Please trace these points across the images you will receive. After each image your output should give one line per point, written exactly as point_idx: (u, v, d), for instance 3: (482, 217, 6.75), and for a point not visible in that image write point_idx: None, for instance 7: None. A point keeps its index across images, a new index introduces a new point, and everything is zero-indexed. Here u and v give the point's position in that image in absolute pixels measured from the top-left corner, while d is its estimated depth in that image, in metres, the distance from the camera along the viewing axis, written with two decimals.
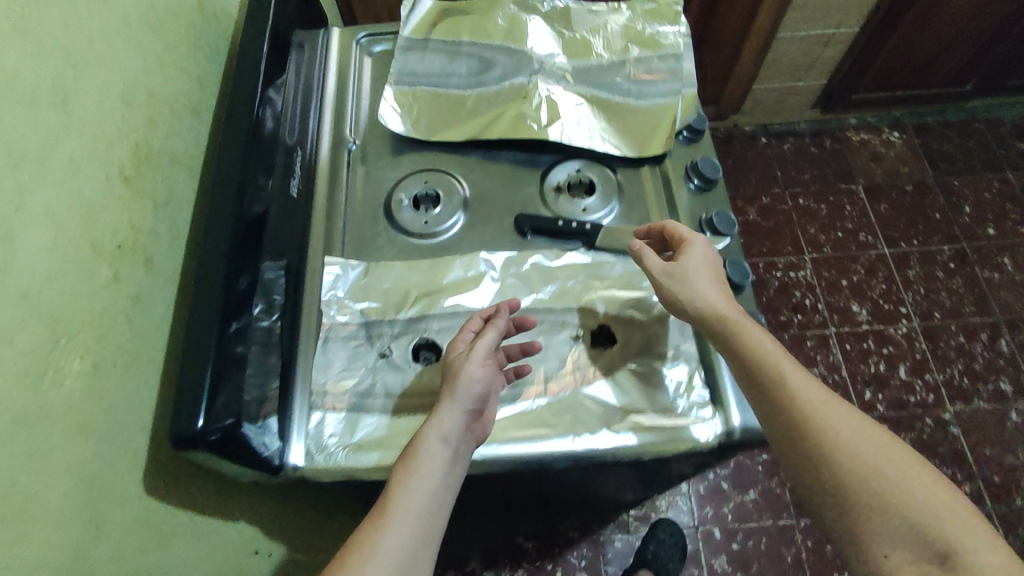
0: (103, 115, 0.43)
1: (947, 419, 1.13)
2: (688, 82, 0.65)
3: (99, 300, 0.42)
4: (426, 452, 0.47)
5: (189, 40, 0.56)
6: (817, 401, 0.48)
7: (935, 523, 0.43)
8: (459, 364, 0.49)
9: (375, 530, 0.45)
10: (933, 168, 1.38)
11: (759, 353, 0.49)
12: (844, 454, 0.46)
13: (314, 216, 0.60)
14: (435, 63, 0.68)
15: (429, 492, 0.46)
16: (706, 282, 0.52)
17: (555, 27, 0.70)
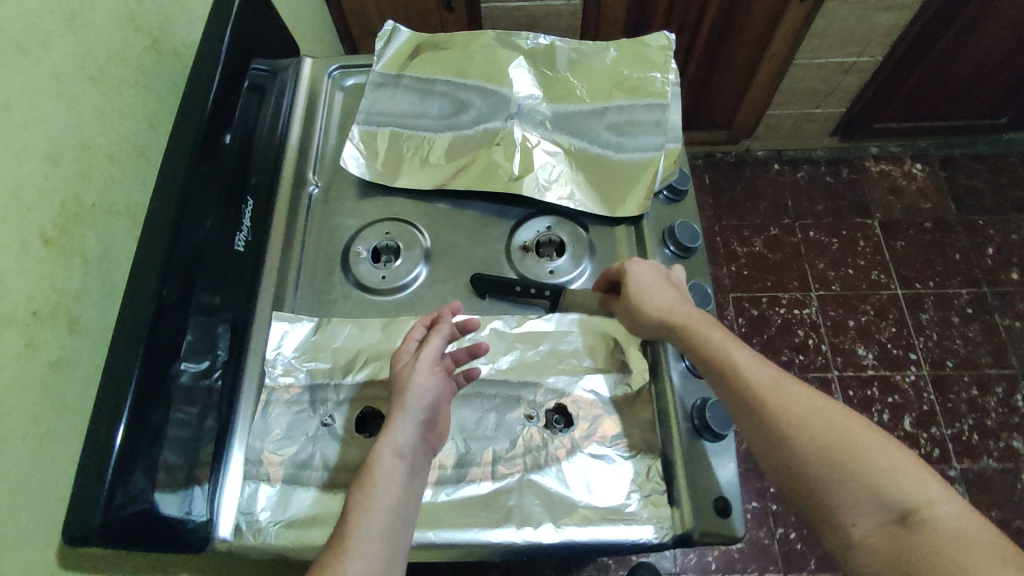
0: (21, 174, 0.40)
1: (953, 476, 1.07)
2: (673, 137, 0.60)
3: (6, 374, 0.39)
4: (382, 466, 0.45)
5: (139, 80, 0.53)
6: (800, 395, 0.44)
7: (896, 482, 0.40)
8: (406, 374, 0.48)
9: (337, 558, 0.41)
10: (956, 204, 1.31)
11: (733, 372, 0.46)
12: (813, 429, 0.42)
13: (267, 266, 0.57)
14: (407, 102, 0.64)
15: (392, 502, 0.44)
16: (659, 295, 0.51)
17: (536, 67, 0.66)
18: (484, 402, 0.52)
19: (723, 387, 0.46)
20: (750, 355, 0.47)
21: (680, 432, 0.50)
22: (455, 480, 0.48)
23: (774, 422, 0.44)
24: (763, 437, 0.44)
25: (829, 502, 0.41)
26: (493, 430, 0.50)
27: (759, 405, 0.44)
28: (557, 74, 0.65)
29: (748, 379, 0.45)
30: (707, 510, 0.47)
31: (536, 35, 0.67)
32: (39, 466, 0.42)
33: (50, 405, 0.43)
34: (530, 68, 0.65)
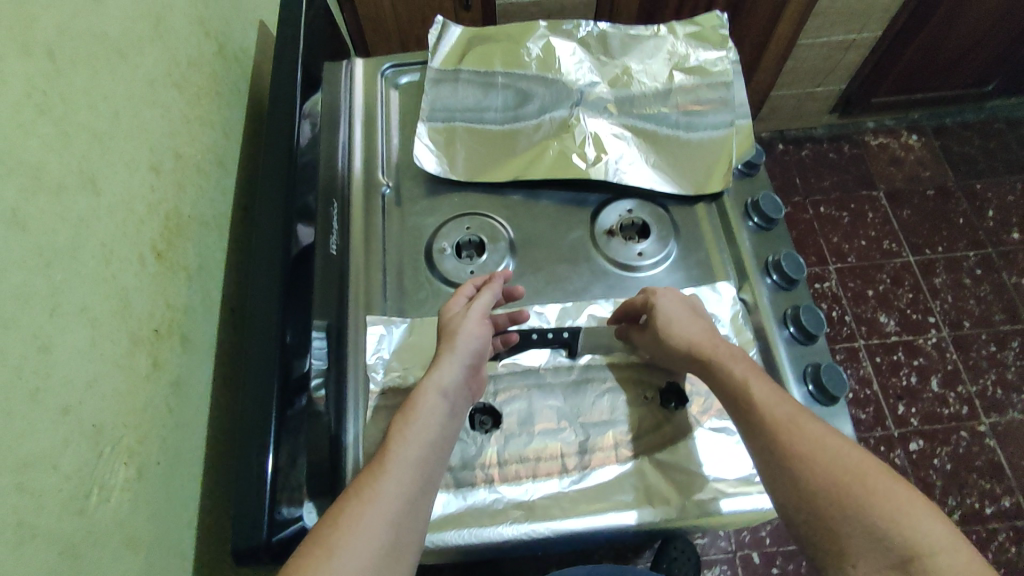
0: (132, 186, 0.38)
1: (983, 431, 1.11)
2: (741, 113, 0.62)
3: (141, 395, 0.37)
4: (424, 403, 0.43)
5: (212, 88, 0.51)
6: (814, 438, 0.39)
7: (898, 519, 0.34)
8: (455, 322, 0.47)
9: (374, 480, 0.39)
10: (954, 171, 1.36)
11: (793, 433, 0.39)
12: (861, 487, 0.36)
13: (352, 271, 0.56)
14: (469, 96, 0.64)
15: (429, 444, 0.42)
16: (688, 327, 0.47)
17: (592, 53, 0.66)
18: (594, 387, 0.51)
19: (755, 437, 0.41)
20: (825, 430, 0.39)
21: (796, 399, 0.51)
22: (582, 466, 0.48)
23: (827, 499, 0.36)
24: (794, 507, 0.38)
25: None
26: (609, 414, 0.50)
27: (804, 468, 0.38)
28: (615, 59, 0.65)
29: (796, 447, 0.39)
30: None
31: (588, 22, 0.67)
32: (174, 492, 0.39)
33: (176, 426, 0.40)
34: (587, 55, 0.65)
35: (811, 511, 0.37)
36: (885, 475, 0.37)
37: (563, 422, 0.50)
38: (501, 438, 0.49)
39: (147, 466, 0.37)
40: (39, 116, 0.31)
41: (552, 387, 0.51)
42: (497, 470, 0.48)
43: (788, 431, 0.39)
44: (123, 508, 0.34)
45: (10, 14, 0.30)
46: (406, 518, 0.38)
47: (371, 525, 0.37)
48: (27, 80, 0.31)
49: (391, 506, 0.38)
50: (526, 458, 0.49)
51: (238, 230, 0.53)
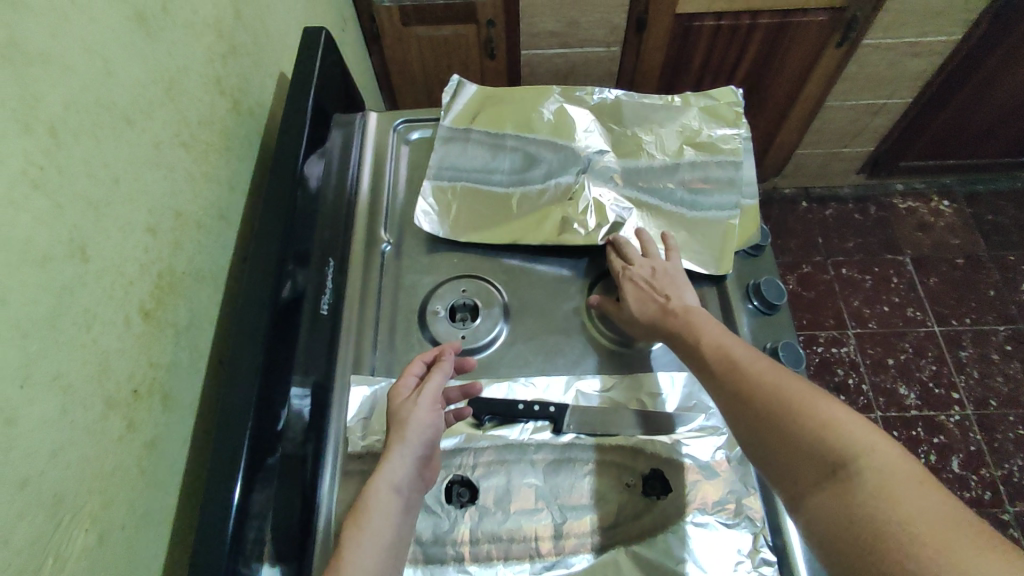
0: (124, 250, 0.39)
1: (1006, 519, 1.05)
2: (748, 195, 0.61)
3: (111, 459, 0.37)
4: (377, 504, 0.42)
5: (221, 145, 0.52)
6: (762, 368, 0.42)
7: (826, 428, 0.36)
8: (406, 411, 0.46)
9: (336, 571, 0.39)
10: (986, 240, 1.32)
11: (733, 365, 0.43)
12: (795, 408, 0.38)
13: (345, 328, 0.57)
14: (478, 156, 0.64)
15: (385, 530, 0.42)
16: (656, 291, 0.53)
17: (603, 120, 0.66)
18: (576, 467, 0.50)
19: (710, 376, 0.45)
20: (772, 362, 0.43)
21: None
22: (556, 552, 0.47)
23: (771, 417, 0.39)
24: (748, 434, 0.41)
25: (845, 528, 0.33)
26: (590, 498, 0.49)
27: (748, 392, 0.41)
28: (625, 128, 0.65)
29: (745, 375, 0.42)
30: None
31: (602, 89, 0.67)
32: (137, 555, 0.39)
33: (146, 487, 0.41)
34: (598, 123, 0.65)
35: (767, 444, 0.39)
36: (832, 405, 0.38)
37: (540, 502, 0.49)
38: (476, 514, 0.48)
39: (109, 531, 0.37)
40: (33, 190, 0.32)
41: (533, 464, 0.50)
42: (469, 549, 0.47)
43: (728, 360, 0.44)
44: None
45: (14, 95, 0.32)
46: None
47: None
48: (24, 156, 0.32)
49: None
50: (500, 537, 0.47)
51: (236, 282, 0.53)
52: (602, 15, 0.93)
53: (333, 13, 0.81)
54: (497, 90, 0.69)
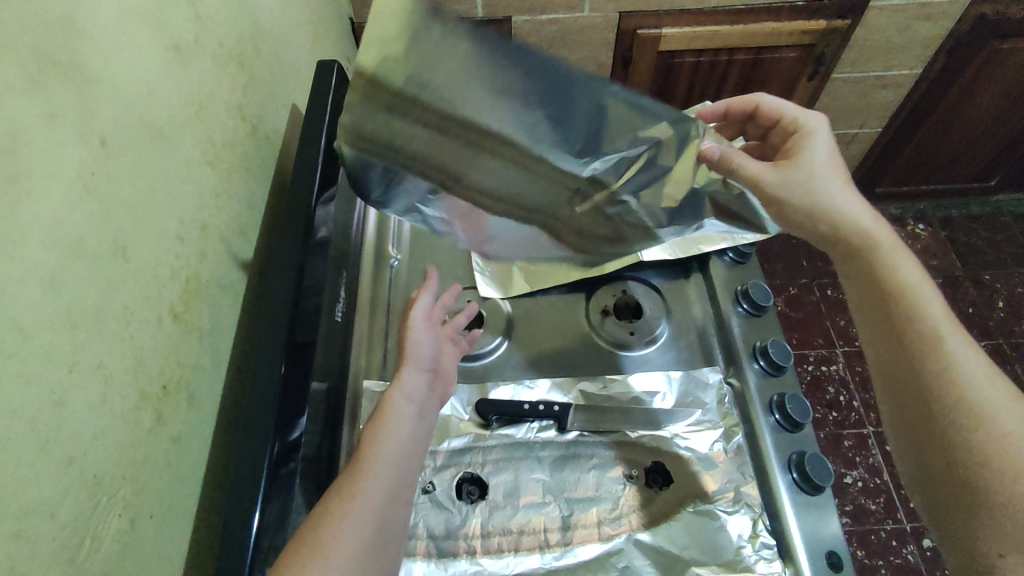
0: (158, 254, 0.42)
1: None
2: None
3: (141, 449, 0.39)
4: (393, 407, 0.48)
5: (242, 165, 0.56)
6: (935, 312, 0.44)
7: (983, 428, 0.40)
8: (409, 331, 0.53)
9: (357, 477, 0.43)
10: (962, 261, 1.37)
11: (907, 305, 0.45)
12: (948, 395, 0.42)
13: (355, 337, 0.60)
14: (494, 176, 0.51)
15: (391, 459, 0.45)
16: (835, 188, 0.50)
17: None
18: (581, 463, 0.53)
19: (875, 294, 0.47)
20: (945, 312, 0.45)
21: (780, 485, 0.52)
22: (564, 543, 0.48)
23: (922, 366, 0.43)
24: (895, 384, 0.45)
25: (965, 485, 0.40)
26: (594, 491, 0.51)
27: (903, 332, 0.44)
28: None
29: (914, 318, 0.44)
30: (819, 566, 0.48)
31: None
32: (162, 544, 0.41)
33: (172, 479, 0.42)
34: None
35: (918, 386, 0.43)
36: (988, 372, 0.42)
37: (547, 496, 0.51)
38: (486, 509, 0.50)
39: (140, 518, 0.39)
40: (85, 193, 0.36)
41: (539, 460, 0.53)
42: (479, 542, 0.49)
43: (902, 291, 0.45)
44: (111, 559, 0.36)
45: (72, 108, 0.35)
46: (380, 528, 0.42)
47: (350, 533, 0.40)
48: (79, 162, 0.35)
49: (365, 515, 0.42)
50: (509, 530, 0.49)
51: (254, 293, 0.56)
52: (590, 53, 1.00)
53: (339, 51, 0.86)
54: None
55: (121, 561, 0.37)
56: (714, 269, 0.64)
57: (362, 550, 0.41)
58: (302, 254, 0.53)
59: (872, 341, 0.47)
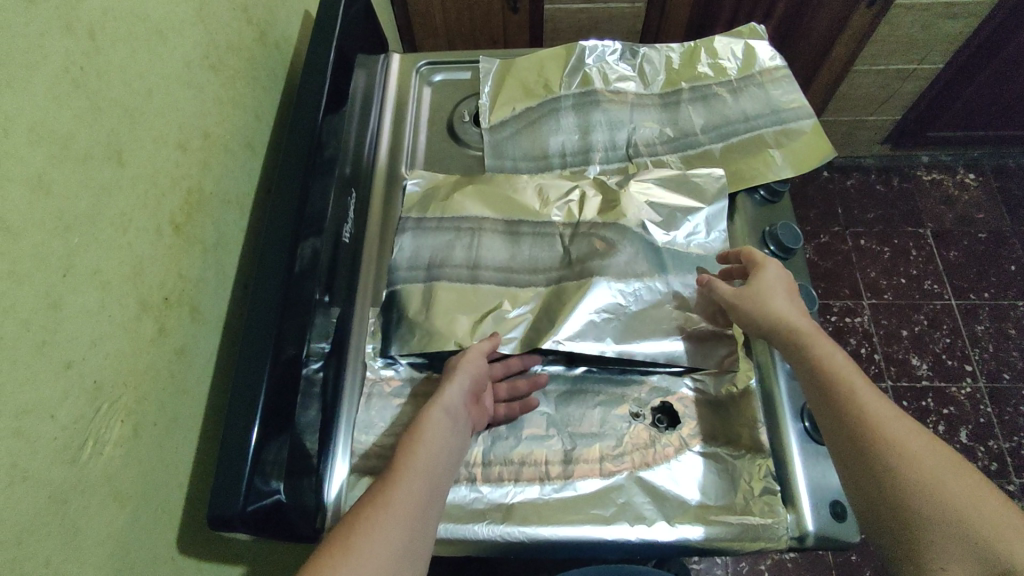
0: (157, 161, 0.41)
1: (1012, 491, 1.05)
2: (805, 113, 0.64)
3: (143, 359, 0.39)
4: (430, 421, 0.44)
5: (249, 73, 0.53)
6: (859, 384, 0.44)
7: (933, 490, 0.38)
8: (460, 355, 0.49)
9: (388, 494, 0.40)
10: (1011, 215, 1.29)
11: (843, 380, 0.44)
12: (890, 449, 0.40)
13: (365, 261, 0.59)
14: (499, 255, 0.57)
15: (426, 477, 0.42)
16: (781, 299, 0.50)
17: (630, 79, 0.66)
18: (587, 399, 0.52)
19: (819, 393, 0.45)
20: (868, 385, 0.44)
21: (790, 434, 0.50)
22: (566, 474, 0.48)
23: (857, 420, 0.42)
24: (831, 426, 0.43)
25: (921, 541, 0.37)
26: (599, 427, 0.51)
27: (835, 405, 0.43)
28: (659, 88, 0.65)
29: (864, 416, 0.42)
30: (823, 514, 0.47)
31: (601, 49, 0.67)
32: (167, 452, 0.41)
33: (177, 390, 0.42)
34: (634, 80, 0.66)
35: (864, 462, 0.40)
36: (923, 439, 0.40)
37: (550, 429, 0.51)
38: (488, 439, 0.50)
39: (144, 426, 0.39)
40: (73, 89, 0.34)
41: (545, 394, 0.53)
42: (480, 468, 0.49)
43: (830, 372, 0.45)
44: (114, 463, 0.36)
45: None
46: (405, 556, 0.38)
47: (374, 558, 0.36)
48: (65, 55, 0.33)
49: (395, 537, 0.38)
50: (511, 460, 0.49)
51: (261, 210, 0.55)
52: None
53: None
54: (513, 54, 0.71)
55: (126, 466, 0.37)
56: (743, 207, 0.60)
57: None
58: (309, 171, 0.50)
59: (806, 387, 0.46)
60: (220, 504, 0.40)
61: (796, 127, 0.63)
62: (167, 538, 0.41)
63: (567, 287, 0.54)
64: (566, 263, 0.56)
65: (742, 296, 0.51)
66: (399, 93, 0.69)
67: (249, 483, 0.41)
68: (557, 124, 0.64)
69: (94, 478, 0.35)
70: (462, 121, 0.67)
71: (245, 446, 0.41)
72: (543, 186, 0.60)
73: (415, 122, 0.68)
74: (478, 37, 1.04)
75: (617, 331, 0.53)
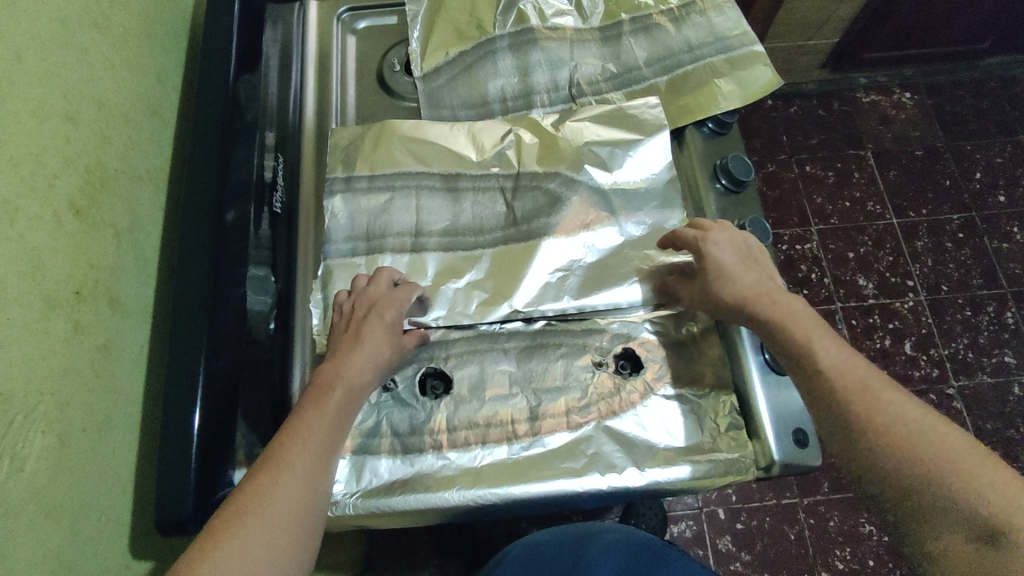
0: (41, 138, 0.36)
1: (952, 394, 1.12)
2: (750, 40, 0.61)
3: (58, 361, 0.35)
4: (324, 395, 0.43)
5: (143, 30, 0.47)
6: (830, 347, 0.43)
7: (924, 453, 0.37)
8: (368, 299, 0.48)
9: (272, 478, 0.38)
10: (944, 131, 1.33)
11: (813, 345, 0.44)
12: (872, 420, 0.39)
13: (303, 229, 0.55)
14: (441, 218, 0.54)
15: (325, 440, 0.41)
16: (740, 283, 0.47)
17: (569, 13, 0.62)
18: (549, 351, 0.51)
19: (798, 369, 0.44)
20: (842, 348, 0.44)
21: (751, 367, 0.51)
22: (534, 430, 0.47)
23: (841, 392, 0.41)
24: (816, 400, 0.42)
25: (914, 505, 0.36)
26: (563, 380, 0.50)
27: (816, 379, 0.42)
28: (598, 22, 0.62)
29: (847, 391, 0.41)
30: (788, 443, 0.48)
31: None
32: (103, 457, 0.38)
33: (105, 390, 0.39)
34: (572, 14, 0.62)
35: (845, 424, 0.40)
36: (904, 404, 0.40)
37: (514, 388, 0.49)
38: (451, 404, 0.49)
39: (70, 433, 0.35)
40: None
41: (505, 352, 0.51)
42: (446, 436, 0.47)
43: (805, 357, 0.43)
44: (40, 477, 0.33)
45: None
46: (307, 517, 0.38)
47: (273, 519, 0.37)
48: None
49: (296, 500, 0.38)
50: (476, 424, 0.48)
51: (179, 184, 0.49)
52: None
53: None
54: None
55: (54, 479, 0.34)
56: (691, 141, 0.59)
57: (286, 536, 0.37)
58: (226, 136, 0.46)
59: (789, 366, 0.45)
60: (171, 503, 0.38)
61: (741, 53, 0.61)
62: (115, 544, 0.38)
63: (517, 248, 0.53)
64: (511, 221, 0.54)
65: (697, 292, 0.49)
66: (320, 44, 0.63)
67: (200, 479, 0.39)
68: (494, 68, 0.60)
69: (18, 495, 0.32)
70: (393, 71, 0.62)
71: (189, 441, 0.39)
72: (476, 131, 0.56)
73: (341, 75, 0.62)
74: None
75: (575, 284, 0.52)
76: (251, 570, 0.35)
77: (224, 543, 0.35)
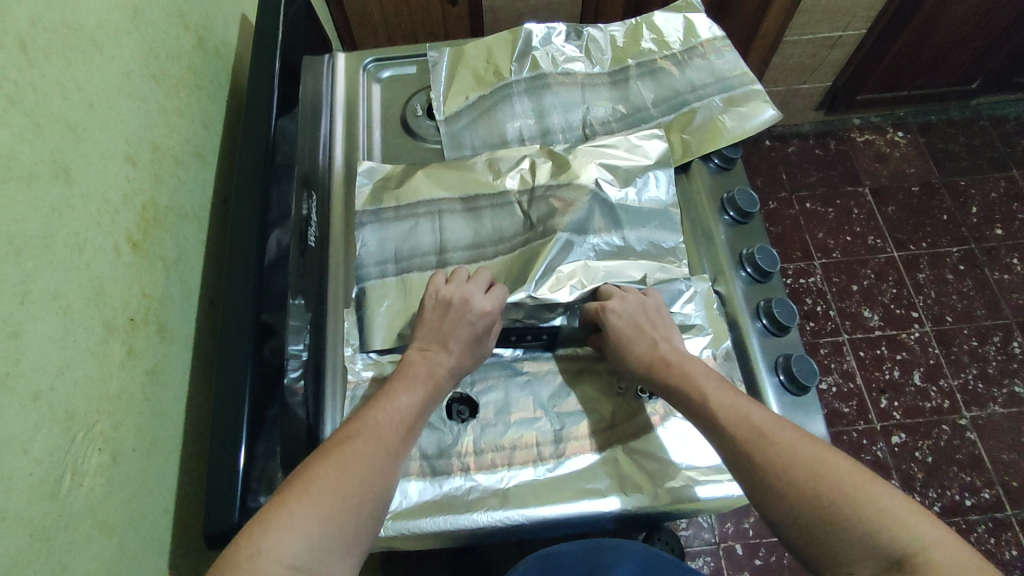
0: (107, 177, 0.39)
1: (964, 424, 1.13)
2: (749, 81, 0.66)
3: (113, 383, 0.37)
4: (405, 378, 0.47)
5: (192, 81, 0.51)
6: (770, 433, 0.42)
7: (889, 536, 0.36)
8: (467, 302, 0.50)
9: (345, 449, 0.41)
10: (938, 167, 1.37)
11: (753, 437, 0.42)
12: (834, 511, 0.38)
13: (334, 262, 0.58)
14: (463, 234, 0.57)
15: (405, 422, 0.44)
16: (638, 346, 0.50)
17: (579, 59, 0.67)
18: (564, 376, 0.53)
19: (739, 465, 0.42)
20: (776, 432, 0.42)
21: (767, 389, 0.54)
22: (558, 453, 0.49)
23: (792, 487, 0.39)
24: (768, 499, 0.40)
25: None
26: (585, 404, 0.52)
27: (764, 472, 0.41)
28: (606, 67, 0.66)
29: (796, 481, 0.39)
30: None
31: (547, 34, 0.67)
32: (150, 477, 0.40)
33: (152, 413, 0.41)
34: (582, 61, 0.67)
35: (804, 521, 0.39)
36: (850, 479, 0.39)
37: (538, 411, 0.51)
38: (478, 427, 0.50)
39: (122, 452, 0.37)
40: (9, 105, 0.32)
41: (527, 378, 0.53)
42: (473, 458, 0.49)
43: (744, 440, 0.42)
44: (95, 494, 0.35)
45: None
46: (377, 488, 0.40)
47: (344, 483, 0.39)
48: None
49: (367, 471, 0.40)
50: (502, 446, 0.49)
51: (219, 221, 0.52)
52: None
53: None
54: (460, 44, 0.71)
55: (108, 495, 0.36)
56: (699, 173, 0.63)
57: (350, 504, 0.39)
58: (267, 175, 0.49)
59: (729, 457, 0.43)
60: (215, 521, 0.39)
61: (741, 92, 0.65)
62: (157, 564, 0.39)
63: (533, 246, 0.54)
64: (529, 226, 0.56)
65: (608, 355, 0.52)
66: (348, 92, 0.68)
67: (242, 499, 0.40)
68: (511, 110, 0.64)
69: (77, 509, 0.33)
70: (416, 115, 0.66)
71: (232, 460, 0.40)
72: (494, 159, 0.60)
73: (368, 121, 0.66)
74: (415, 35, 1.02)
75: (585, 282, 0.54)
76: (316, 532, 0.37)
77: (296, 502, 0.37)
